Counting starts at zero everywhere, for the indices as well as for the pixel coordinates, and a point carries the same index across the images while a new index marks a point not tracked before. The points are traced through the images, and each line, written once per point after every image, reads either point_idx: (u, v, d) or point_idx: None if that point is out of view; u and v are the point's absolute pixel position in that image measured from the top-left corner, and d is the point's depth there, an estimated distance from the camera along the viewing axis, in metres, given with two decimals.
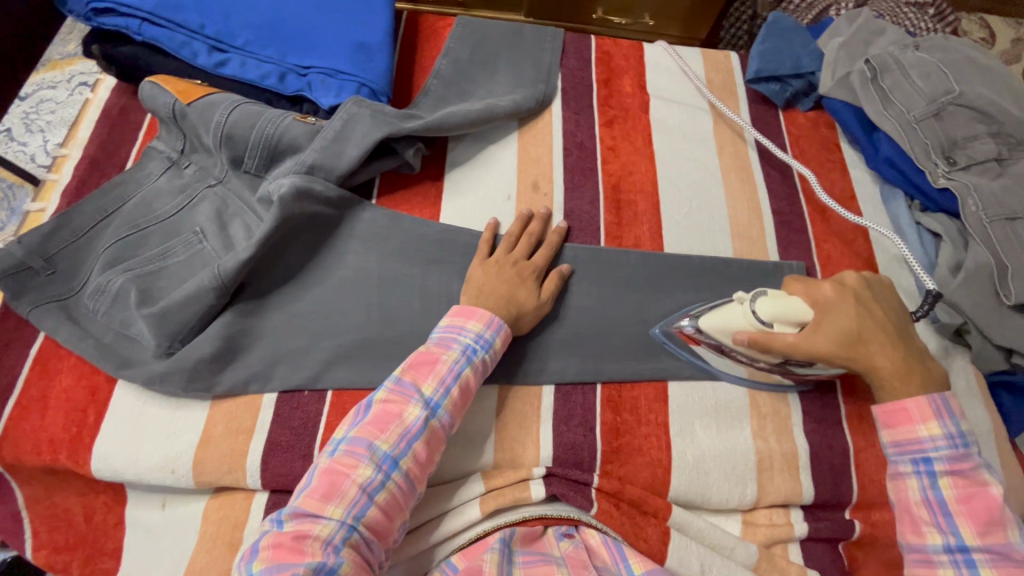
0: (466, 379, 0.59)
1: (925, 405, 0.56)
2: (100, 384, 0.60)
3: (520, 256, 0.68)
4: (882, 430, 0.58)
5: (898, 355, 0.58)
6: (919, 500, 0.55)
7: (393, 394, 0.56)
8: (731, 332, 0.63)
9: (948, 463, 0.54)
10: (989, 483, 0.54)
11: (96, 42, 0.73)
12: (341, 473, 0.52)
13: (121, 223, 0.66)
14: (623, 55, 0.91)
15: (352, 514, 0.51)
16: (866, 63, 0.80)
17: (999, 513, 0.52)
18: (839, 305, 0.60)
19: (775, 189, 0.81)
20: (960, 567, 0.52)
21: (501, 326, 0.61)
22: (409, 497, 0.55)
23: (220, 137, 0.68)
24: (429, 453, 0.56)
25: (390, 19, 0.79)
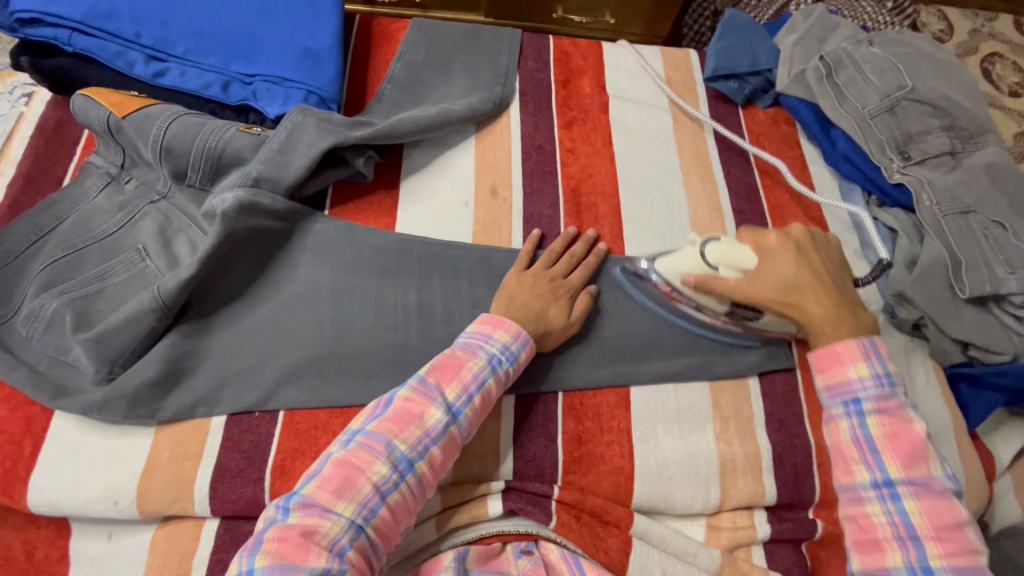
0: (488, 389, 0.58)
1: (855, 348, 0.58)
2: (36, 415, 0.57)
3: (560, 275, 0.68)
4: (817, 377, 0.60)
5: (829, 302, 0.61)
6: (850, 439, 0.57)
7: (416, 394, 0.55)
8: (680, 273, 0.66)
9: (875, 401, 0.57)
10: (912, 420, 0.57)
11: (24, 53, 0.70)
12: (357, 468, 0.51)
13: (58, 244, 0.64)
14: (581, 55, 0.90)
15: (363, 513, 0.50)
16: (821, 59, 0.81)
17: (922, 448, 0.55)
18: (779, 252, 0.64)
19: (736, 187, 0.81)
20: (885, 500, 0.55)
21: (527, 341, 0.61)
22: (418, 501, 0.54)
23: (159, 151, 0.65)
24: (444, 458, 0.55)
25: (338, 23, 0.77)
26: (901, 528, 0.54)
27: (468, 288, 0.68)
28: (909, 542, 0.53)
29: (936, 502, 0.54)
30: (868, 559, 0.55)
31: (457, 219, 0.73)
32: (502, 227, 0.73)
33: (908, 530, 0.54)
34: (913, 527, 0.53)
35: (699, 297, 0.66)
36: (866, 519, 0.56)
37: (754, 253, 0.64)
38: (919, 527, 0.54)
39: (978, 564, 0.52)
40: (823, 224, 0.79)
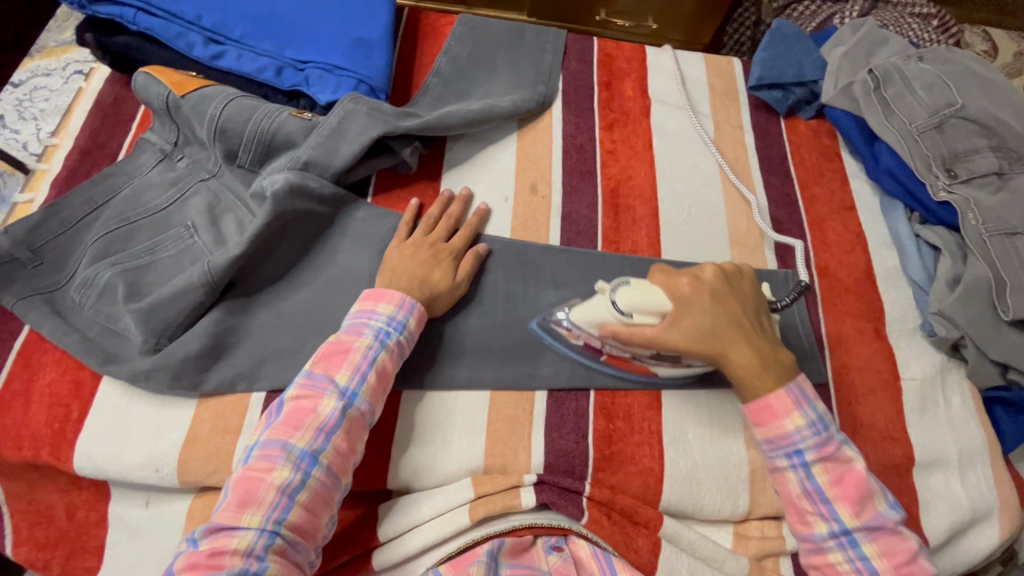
0: (382, 364, 0.58)
1: (786, 398, 0.57)
2: (85, 379, 0.59)
3: (439, 240, 0.68)
4: (756, 432, 0.59)
5: (751, 350, 0.59)
6: (800, 492, 0.57)
7: (305, 390, 0.56)
8: (596, 323, 0.61)
9: (816, 450, 0.57)
10: (851, 459, 0.57)
11: (90, 30, 0.72)
12: (256, 479, 0.51)
13: (110, 217, 0.65)
14: (625, 58, 0.91)
15: (272, 518, 0.50)
16: (869, 73, 0.80)
17: (865, 487, 0.56)
18: (694, 299, 0.59)
19: (774, 197, 0.81)
20: (846, 547, 0.56)
21: (414, 306, 0.61)
22: (334, 490, 0.54)
23: (214, 131, 0.66)
24: (351, 442, 0.55)
25: (390, 15, 0.78)
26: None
27: (504, 281, 0.69)
28: None
29: (890, 539, 0.55)
30: None
31: (496, 214, 0.74)
32: (540, 224, 0.74)
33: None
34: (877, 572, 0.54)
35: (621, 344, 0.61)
36: (833, 568, 0.56)
37: (668, 298, 0.59)
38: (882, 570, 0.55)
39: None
40: (860, 238, 0.79)
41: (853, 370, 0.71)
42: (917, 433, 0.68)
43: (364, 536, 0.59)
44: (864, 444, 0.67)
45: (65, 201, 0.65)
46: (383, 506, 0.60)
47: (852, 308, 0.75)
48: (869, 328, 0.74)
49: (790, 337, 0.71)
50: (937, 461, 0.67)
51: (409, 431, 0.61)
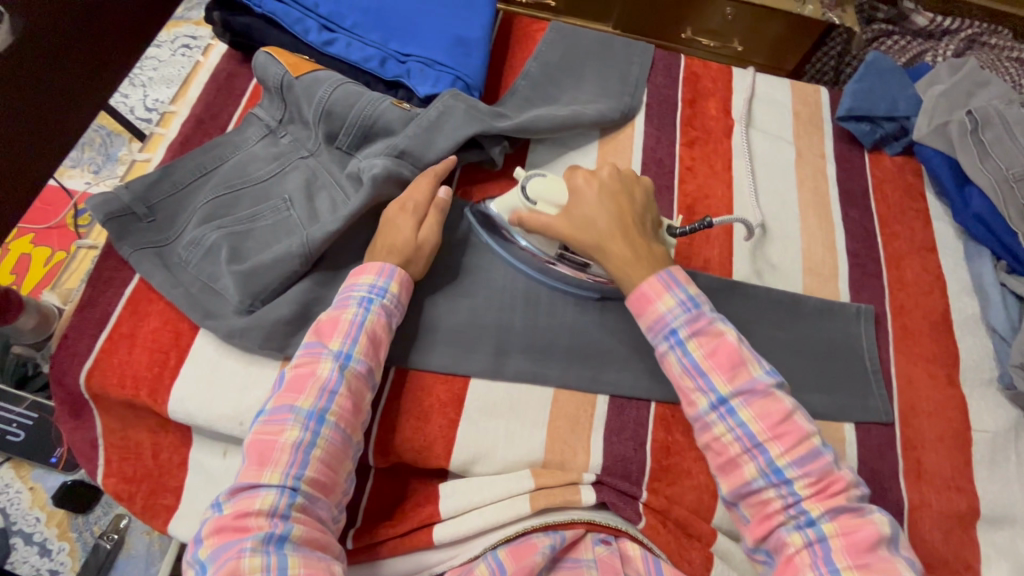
0: (372, 328, 0.60)
1: (657, 283, 0.61)
2: (184, 331, 0.63)
3: (410, 198, 0.66)
4: (638, 321, 0.61)
5: (627, 245, 0.63)
6: (682, 372, 0.58)
7: (304, 358, 0.58)
8: (508, 210, 0.68)
9: (689, 325, 0.59)
10: (724, 332, 0.59)
11: (218, 9, 0.77)
12: (269, 442, 0.54)
13: (216, 181, 0.70)
14: (711, 77, 0.91)
15: (291, 475, 0.53)
16: (968, 113, 0.78)
17: (739, 356, 0.58)
18: (585, 194, 0.65)
19: (853, 229, 0.80)
20: (726, 418, 0.56)
21: (394, 271, 0.62)
22: (347, 447, 0.56)
23: (320, 112, 0.70)
24: (355, 401, 0.57)
25: (490, 19, 0.81)
26: (748, 442, 0.56)
27: None
28: (756, 451, 0.55)
29: (766, 403, 0.56)
30: (732, 479, 0.56)
31: None
32: None
33: (753, 442, 0.55)
34: (755, 437, 0.55)
35: (526, 234, 0.68)
36: (719, 443, 0.57)
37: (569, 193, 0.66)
38: (759, 433, 0.56)
39: (814, 448, 0.55)
40: (939, 280, 0.77)
41: (922, 414, 0.69)
42: (985, 486, 0.66)
43: (425, 514, 0.61)
44: (928, 489, 0.66)
45: (178, 163, 0.70)
46: (444, 485, 0.62)
47: (925, 351, 0.73)
48: (942, 373, 0.72)
49: (857, 372, 0.71)
50: (1004, 517, 0.65)
51: (475, 419, 0.62)
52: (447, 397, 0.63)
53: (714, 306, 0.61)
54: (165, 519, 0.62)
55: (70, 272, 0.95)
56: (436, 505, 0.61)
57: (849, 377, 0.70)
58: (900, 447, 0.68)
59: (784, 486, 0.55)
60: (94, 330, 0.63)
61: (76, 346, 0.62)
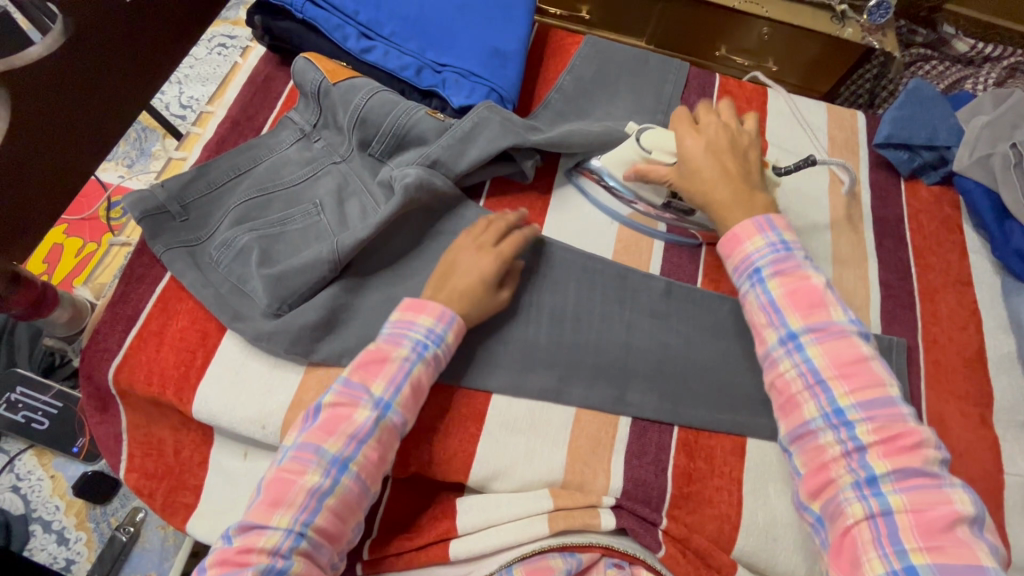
0: (417, 378, 0.58)
1: (748, 224, 0.61)
2: (212, 332, 0.64)
3: (491, 242, 0.65)
4: (722, 260, 0.62)
5: (730, 192, 0.63)
6: (757, 305, 0.58)
7: (342, 397, 0.56)
8: (622, 163, 0.73)
9: (772, 265, 0.58)
10: (811, 277, 0.58)
11: (259, 13, 0.78)
12: (288, 480, 0.53)
13: (253, 183, 0.70)
14: (746, 97, 0.90)
15: (300, 520, 0.52)
16: (1012, 146, 0.77)
17: (822, 298, 0.56)
18: (692, 144, 0.67)
19: (886, 259, 0.78)
20: (793, 354, 0.55)
21: (453, 320, 0.60)
22: (364, 498, 0.55)
23: (355, 119, 0.71)
24: (381, 452, 0.56)
25: (526, 32, 0.82)
26: (811, 377, 0.54)
27: (601, 300, 0.69)
28: (817, 388, 0.53)
29: (840, 346, 0.54)
30: (791, 419, 0.55)
31: (601, 234, 0.75)
32: (642, 250, 0.74)
33: (815, 377, 0.54)
34: (818, 372, 0.54)
35: (640, 188, 0.73)
36: (783, 379, 0.56)
37: None
38: (826, 371, 0.54)
39: (887, 397, 0.52)
40: (975, 316, 0.75)
41: (953, 454, 0.67)
42: (1018, 533, 0.64)
43: (444, 526, 0.60)
44: None
45: (217, 162, 0.70)
46: (462, 500, 0.61)
47: (958, 388, 0.71)
48: (974, 413, 0.70)
49: None
50: None
51: (496, 435, 0.62)
52: (469, 410, 0.63)
53: (804, 253, 0.61)
54: (183, 517, 0.63)
55: (103, 266, 0.96)
56: (454, 520, 0.60)
57: None
58: None
59: (845, 429, 0.52)
60: (124, 327, 0.64)
61: (105, 343, 0.63)
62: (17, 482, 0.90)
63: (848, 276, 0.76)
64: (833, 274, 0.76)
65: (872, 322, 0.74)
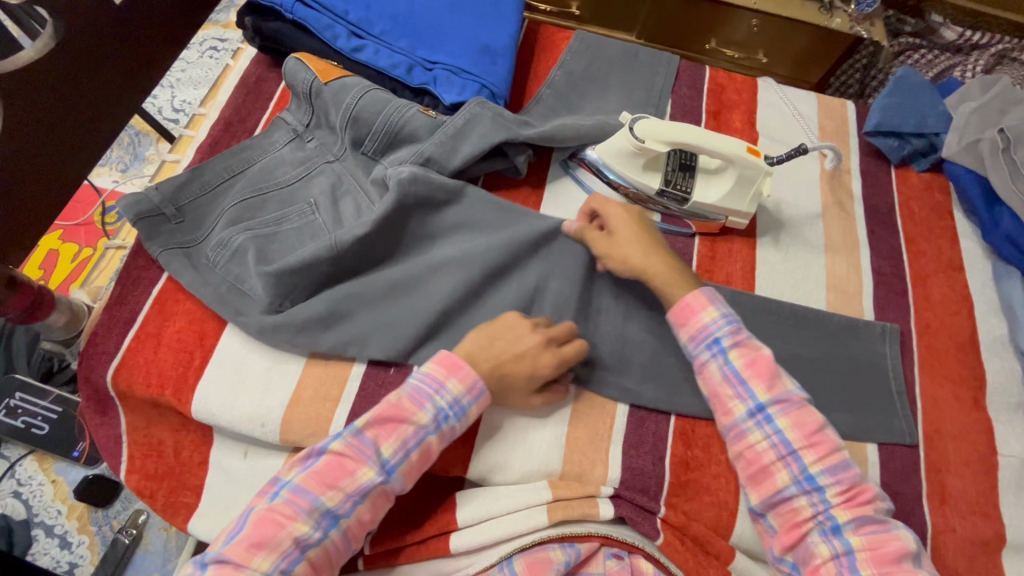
0: (429, 446, 0.57)
1: (701, 295, 0.61)
2: (209, 332, 0.64)
3: (556, 339, 0.61)
4: (678, 330, 0.62)
5: (665, 267, 0.64)
6: (721, 378, 0.59)
7: (349, 449, 0.55)
8: (617, 150, 0.73)
9: (732, 336, 0.60)
10: (761, 347, 0.60)
11: (249, 15, 0.78)
12: (277, 523, 0.52)
13: (248, 183, 0.70)
14: (736, 89, 0.90)
15: (279, 566, 0.51)
16: (1000, 132, 0.78)
17: (775, 369, 0.59)
18: (619, 233, 0.66)
19: (878, 246, 0.79)
20: (762, 426, 0.57)
21: (483, 395, 0.58)
22: (343, 551, 0.55)
23: (347, 118, 0.71)
24: (373, 513, 0.56)
25: (517, 28, 0.82)
26: (783, 447, 0.56)
27: (597, 292, 0.69)
28: (789, 459, 0.56)
29: (800, 413, 0.57)
30: (762, 489, 0.57)
31: None
32: None
33: (787, 448, 0.56)
34: (790, 443, 0.56)
35: (635, 177, 0.73)
36: (753, 451, 0.57)
37: (679, 131, 0.69)
38: (794, 441, 0.57)
39: (844, 459, 0.56)
40: (967, 301, 0.76)
41: (947, 437, 0.68)
42: (1012, 513, 0.65)
43: (444, 519, 0.60)
44: (952, 514, 0.64)
45: (212, 163, 0.70)
46: (461, 493, 0.62)
47: (951, 371, 0.72)
48: (968, 396, 0.70)
49: (883, 391, 0.69)
50: None
51: (496, 428, 0.62)
52: None
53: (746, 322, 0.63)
54: (185, 517, 0.63)
55: (99, 270, 0.96)
56: (453, 513, 0.60)
57: (874, 398, 0.69)
58: (924, 470, 0.66)
59: (816, 493, 0.55)
60: (122, 329, 0.64)
61: (103, 345, 0.63)
62: (18, 487, 0.90)
63: (841, 264, 0.77)
64: (826, 261, 0.77)
65: (866, 309, 0.75)
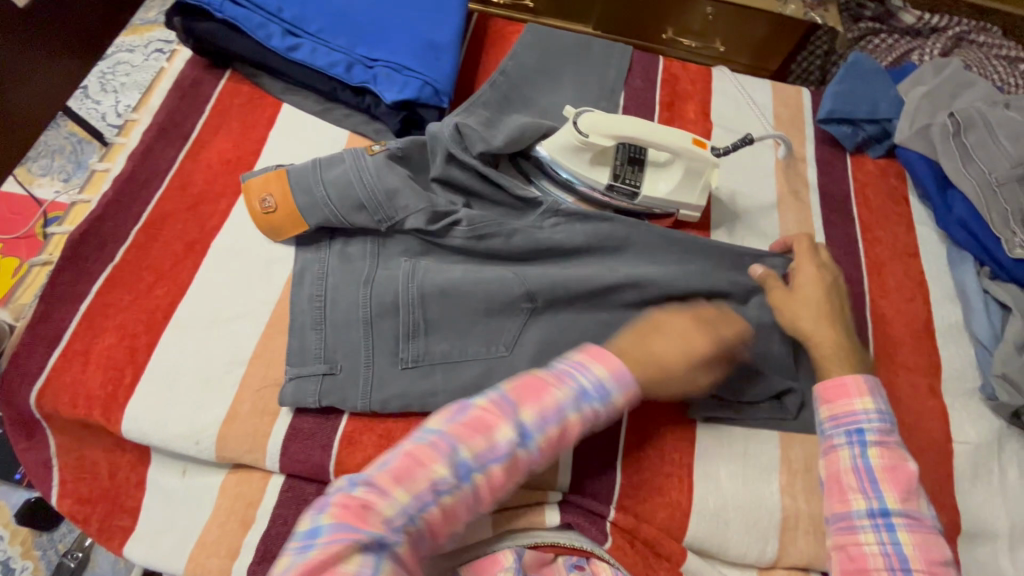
0: (571, 422, 0.50)
1: (862, 382, 0.57)
2: (140, 348, 0.61)
3: (707, 319, 0.60)
4: (821, 405, 0.58)
5: (833, 338, 0.60)
6: (849, 468, 0.55)
7: (494, 406, 0.49)
8: (561, 146, 0.71)
9: (878, 434, 0.55)
10: (907, 459, 0.55)
11: (178, 15, 0.75)
12: (417, 462, 0.46)
13: (397, 253, 0.66)
14: (690, 79, 0.89)
15: (414, 506, 0.45)
16: (949, 116, 0.76)
17: (916, 486, 0.54)
18: (799, 288, 0.63)
19: (834, 235, 0.78)
20: (880, 531, 0.52)
21: (629, 383, 0.52)
22: (471, 510, 0.49)
23: (349, 196, 0.65)
24: (505, 480, 0.49)
25: (460, 22, 0.80)
26: (894, 562, 0.51)
27: None
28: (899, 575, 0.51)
29: (927, 538, 0.52)
30: None
31: None
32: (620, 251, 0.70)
33: (900, 564, 0.51)
34: (905, 560, 0.51)
35: (582, 172, 0.71)
36: (857, 550, 0.53)
37: (623, 124, 0.69)
38: (911, 561, 0.51)
39: None
40: (921, 288, 0.75)
41: (903, 426, 0.68)
42: (967, 499, 0.64)
43: None
44: None
45: (348, 244, 0.67)
46: None
47: (906, 360, 0.71)
48: (924, 384, 0.70)
49: None
50: (986, 532, 0.64)
51: None
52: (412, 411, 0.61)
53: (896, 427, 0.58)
54: (120, 541, 0.60)
55: (24, 286, 0.80)
56: None
57: None
58: None
59: None
60: (46, 348, 0.61)
61: (26, 365, 0.60)
62: None
63: None
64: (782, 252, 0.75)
65: None
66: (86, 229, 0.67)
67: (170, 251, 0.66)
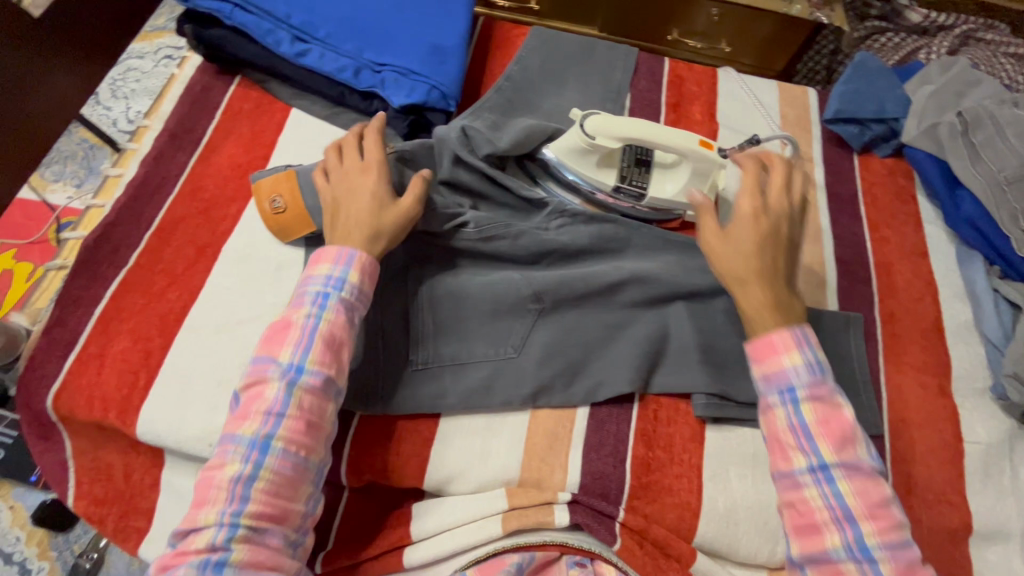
0: (326, 329, 0.55)
1: (789, 336, 0.53)
2: (155, 351, 0.62)
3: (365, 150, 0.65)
4: (752, 366, 0.55)
5: (768, 292, 0.57)
6: (786, 427, 0.52)
7: (252, 377, 0.54)
8: (568, 148, 0.71)
9: (808, 389, 0.52)
10: (842, 405, 0.52)
11: (189, 23, 0.76)
12: (212, 475, 0.51)
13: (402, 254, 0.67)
14: (696, 80, 0.89)
15: (229, 511, 0.49)
16: (957, 115, 0.76)
17: (852, 432, 0.51)
18: (734, 232, 0.59)
19: (841, 235, 0.78)
20: (822, 484, 0.50)
21: (355, 256, 0.58)
22: (301, 471, 0.52)
23: None
24: (308, 419, 0.52)
25: (466, 26, 0.80)
26: (838, 512, 0.49)
27: None
28: (844, 524, 0.49)
29: (868, 484, 0.50)
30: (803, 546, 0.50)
31: None
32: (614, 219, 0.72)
33: (845, 513, 0.49)
34: (849, 510, 0.49)
35: (589, 173, 0.72)
36: (804, 504, 0.51)
37: (629, 124, 0.69)
38: (854, 507, 0.49)
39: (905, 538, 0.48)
40: (930, 287, 0.75)
41: (913, 425, 0.67)
42: (978, 499, 0.64)
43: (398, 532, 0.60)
44: (919, 504, 0.64)
45: None
46: (418, 506, 0.61)
47: (916, 359, 0.71)
48: (933, 383, 0.70)
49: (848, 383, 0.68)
50: (998, 532, 0.63)
51: (450, 437, 0.61)
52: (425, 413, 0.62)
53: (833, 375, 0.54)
54: (136, 541, 0.61)
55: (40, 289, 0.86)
56: (407, 527, 0.60)
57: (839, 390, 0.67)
58: (890, 460, 0.66)
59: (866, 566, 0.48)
60: (62, 352, 0.62)
61: (43, 369, 0.61)
62: None
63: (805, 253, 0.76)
64: None
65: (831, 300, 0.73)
66: (100, 234, 0.68)
67: (182, 255, 0.67)
